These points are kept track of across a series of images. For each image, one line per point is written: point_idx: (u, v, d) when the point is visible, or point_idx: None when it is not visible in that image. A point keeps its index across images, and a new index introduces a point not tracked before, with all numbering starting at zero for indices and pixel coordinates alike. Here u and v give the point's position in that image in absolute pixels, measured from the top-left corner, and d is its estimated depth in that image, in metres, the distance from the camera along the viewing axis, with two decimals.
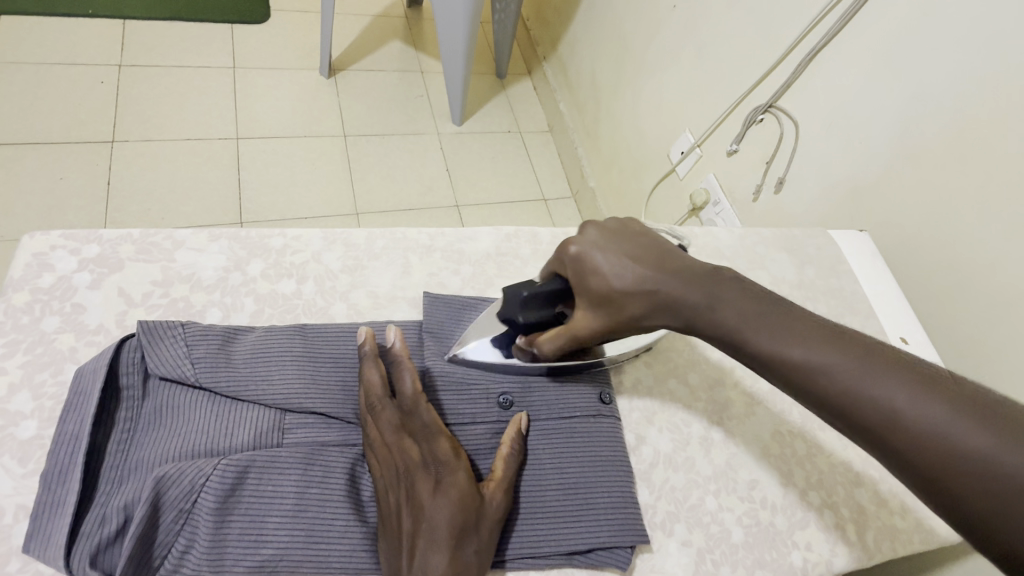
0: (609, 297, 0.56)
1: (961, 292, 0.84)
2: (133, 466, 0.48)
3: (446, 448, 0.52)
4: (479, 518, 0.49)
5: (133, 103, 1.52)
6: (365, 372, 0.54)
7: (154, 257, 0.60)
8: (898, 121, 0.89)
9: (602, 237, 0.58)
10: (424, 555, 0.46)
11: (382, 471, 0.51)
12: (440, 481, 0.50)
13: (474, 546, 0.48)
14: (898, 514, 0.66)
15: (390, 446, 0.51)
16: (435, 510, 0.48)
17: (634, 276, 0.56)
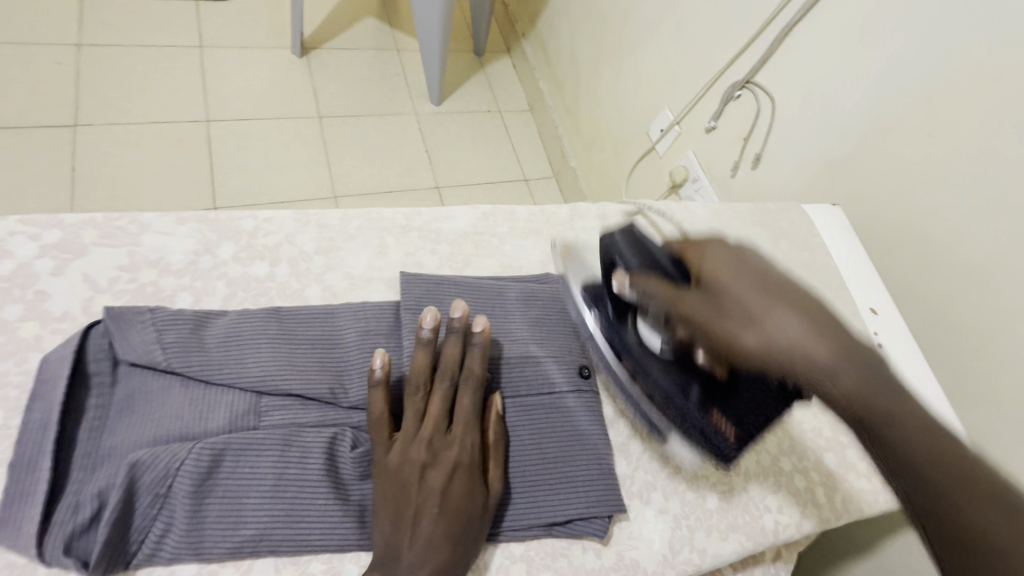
0: (731, 300, 0.51)
1: (927, 263, 0.86)
2: (105, 453, 0.47)
3: (473, 438, 0.54)
4: (481, 507, 0.51)
5: (95, 84, 1.46)
6: (448, 346, 0.57)
7: (120, 242, 0.59)
8: (869, 96, 0.90)
9: (757, 257, 0.55)
10: (424, 540, 0.48)
11: (404, 450, 0.51)
12: (457, 468, 0.51)
13: (471, 534, 0.50)
14: (864, 476, 0.70)
15: (432, 420, 0.54)
16: (447, 496, 0.50)
17: (770, 300, 0.50)
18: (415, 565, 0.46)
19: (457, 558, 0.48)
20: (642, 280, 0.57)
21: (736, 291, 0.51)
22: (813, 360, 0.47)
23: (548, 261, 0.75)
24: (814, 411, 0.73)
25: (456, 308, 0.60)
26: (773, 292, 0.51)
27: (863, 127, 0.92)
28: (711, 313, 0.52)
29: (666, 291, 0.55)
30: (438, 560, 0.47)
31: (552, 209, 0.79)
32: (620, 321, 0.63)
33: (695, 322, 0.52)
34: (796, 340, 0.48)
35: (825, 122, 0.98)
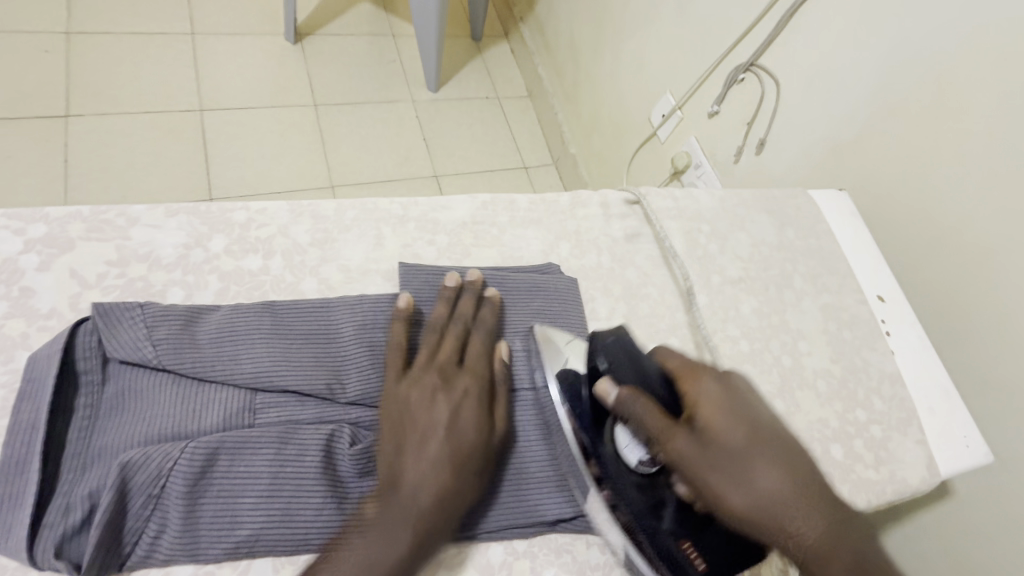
0: (721, 447, 0.50)
1: (934, 250, 0.85)
2: (96, 454, 0.46)
3: (482, 376, 0.57)
4: (485, 441, 0.53)
5: (85, 74, 1.43)
6: (463, 298, 0.61)
7: (107, 236, 0.57)
8: (876, 78, 0.88)
9: (741, 394, 0.54)
10: (430, 461, 0.50)
11: (417, 378, 0.54)
12: (466, 399, 0.54)
13: (473, 465, 0.51)
14: (870, 467, 0.70)
15: (445, 355, 0.57)
16: (455, 423, 0.52)
17: (757, 456, 0.51)
18: (419, 484, 0.48)
19: (459, 486, 0.50)
20: (632, 397, 0.51)
21: (723, 441, 0.51)
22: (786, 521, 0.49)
23: (549, 250, 0.73)
24: (820, 401, 0.73)
25: (470, 273, 0.63)
26: (757, 448, 0.51)
27: (869, 110, 0.90)
28: (701, 459, 0.50)
29: (658, 424, 0.50)
30: (441, 481, 0.49)
31: (552, 197, 0.77)
32: (597, 425, 0.53)
33: (685, 460, 0.49)
34: (776, 499, 0.49)
35: (832, 106, 0.95)
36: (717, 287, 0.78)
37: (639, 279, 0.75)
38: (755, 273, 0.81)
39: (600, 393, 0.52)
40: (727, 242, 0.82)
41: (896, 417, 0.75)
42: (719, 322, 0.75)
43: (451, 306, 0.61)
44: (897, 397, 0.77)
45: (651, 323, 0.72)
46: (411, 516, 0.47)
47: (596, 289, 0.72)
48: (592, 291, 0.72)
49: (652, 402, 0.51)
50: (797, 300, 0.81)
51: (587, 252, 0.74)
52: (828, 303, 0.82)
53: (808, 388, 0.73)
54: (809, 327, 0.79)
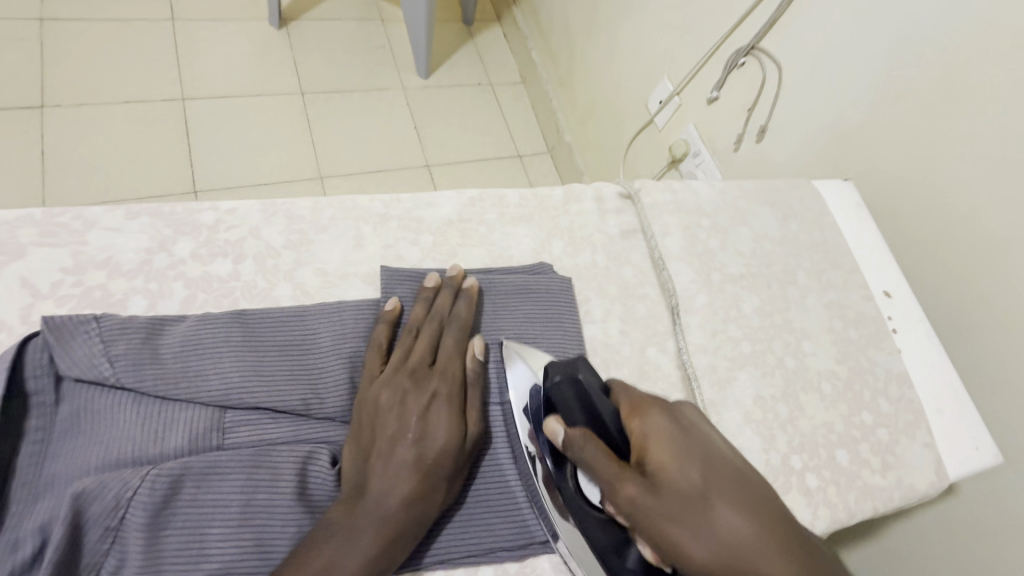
0: (676, 489, 0.44)
1: (942, 243, 0.81)
2: (49, 482, 0.43)
3: (456, 376, 0.53)
4: (461, 445, 0.50)
5: (60, 62, 1.36)
6: (440, 295, 0.58)
7: (62, 241, 0.53)
8: (885, 62, 0.84)
9: (697, 427, 0.49)
10: (399, 467, 0.47)
11: (386, 380, 0.52)
12: (437, 402, 0.51)
13: (447, 470, 0.48)
14: (878, 473, 0.67)
15: (418, 355, 0.54)
16: (425, 427, 0.49)
17: (722, 501, 0.43)
18: (387, 492, 0.46)
19: (430, 493, 0.47)
20: (578, 441, 0.47)
21: (680, 485, 0.44)
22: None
23: (540, 249, 0.69)
24: (825, 404, 0.70)
25: (452, 268, 0.60)
26: (723, 491, 0.44)
27: (876, 97, 0.86)
28: (657, 508, 0.43)
29: (605, 470, 0.45)
30: (411, 487, 0.46)
31: (545, 192, 0.73)
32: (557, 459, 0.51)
33: (638, 509, 0.43)
34: (749, 552, 0.41)
35: (836, 92, 0.91)
36: (718, 285, 0.74)
37: (636, 278, 0.71)
38: (758, 270, 0.78)
39: (549, 432, 0.50)
40: (728, 237, 0.79)
41: (904, 420, 0.72)
42: (720, 323, 0.72)
43: (428, 306, 0.58)
44: (904, 398, 0.74)
45: (649, 325, 0.68)
46: (377, 523, 0.44)
47: (591, 290, 0.68)
48: (586, 292, 0.68)
49: (598, 446, 0.47)
50: (801, 298, 0.77)
51: (581, 250, 0.71)
52: (833, 300, 0.78)
53: (812, 390, 0.70)
54: (813, 326, 0.75)
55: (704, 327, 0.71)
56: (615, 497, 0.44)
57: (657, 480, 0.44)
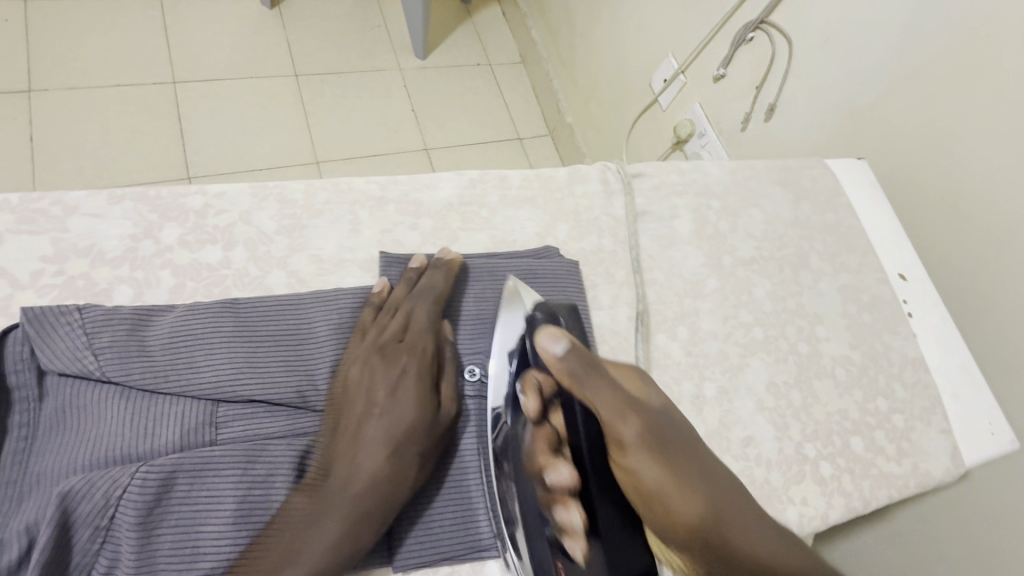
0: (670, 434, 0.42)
1: (957, 224, 0.78)
2: (35, 481, 0.41)
3: (428, 349, 0.51)
4: (429, 422, 0.47)
5: (46, 44, 1.31)
6: (425, 276, 0.56)
7: (40, 228, 0.50)
8: (902, 35, 0.80)
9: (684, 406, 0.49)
10: (365, 444, 0.45)
11: (356, 357, 0.49)
12: (405, 377, 0.48)
13: (417, 450, 0.46)
14: (893, 460, 0.65)
15: (390, 330, 0.51)
16: (392, 402, 0.47)
17: (708, 460, 0.42)
18: (351, 468, 0.44)
19: (400, 475, 0.45)
20: (581, 359, 0.47)
21: (673, 434, 0.42)
22: (754, 540, 0.37)
23: (545, 233, 0.66)
24: (840, 391, 0.68)
25: (443, 250, 0.58)
26: (708, 453, 0.43)
27: (892, 72, 0.82)
28: (650, 443, 0.41)
29: (608, 394, 0.44)
30: (377, 465, 0.44)
31: (548, 172, 0.70)
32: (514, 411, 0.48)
33: (634, 439, 0.41)
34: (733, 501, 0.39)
35: (849, 67, 0.87)
36: (729, 269, 0.72)
37: (644, 262, 0.69)
38: (769, 253, 0.75)
39: (541, 347, 0.48)
40: (739, 219, 0.76)
41: (919, 406, 0.70)
42: (731, 308, 0.69)
43: (410, 285, 0.55)
44: (920, 383, 0.71)
45: (657, 310, 0.66)
46: (344, 508, 0.42)
47: (598, 275, 0.66)
48: (592, 277, 0.66)
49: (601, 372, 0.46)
50: (814, 282, 0.75)
51: (586, 234, 0.68)
52: (847, 283, 0.76)
53: (826, 376, 0.68)
54: (826, 311, 0.73)
55: (714, 313, 0.68)
56: (610, 426, 0.42)
57: (654, 418, 0.43)
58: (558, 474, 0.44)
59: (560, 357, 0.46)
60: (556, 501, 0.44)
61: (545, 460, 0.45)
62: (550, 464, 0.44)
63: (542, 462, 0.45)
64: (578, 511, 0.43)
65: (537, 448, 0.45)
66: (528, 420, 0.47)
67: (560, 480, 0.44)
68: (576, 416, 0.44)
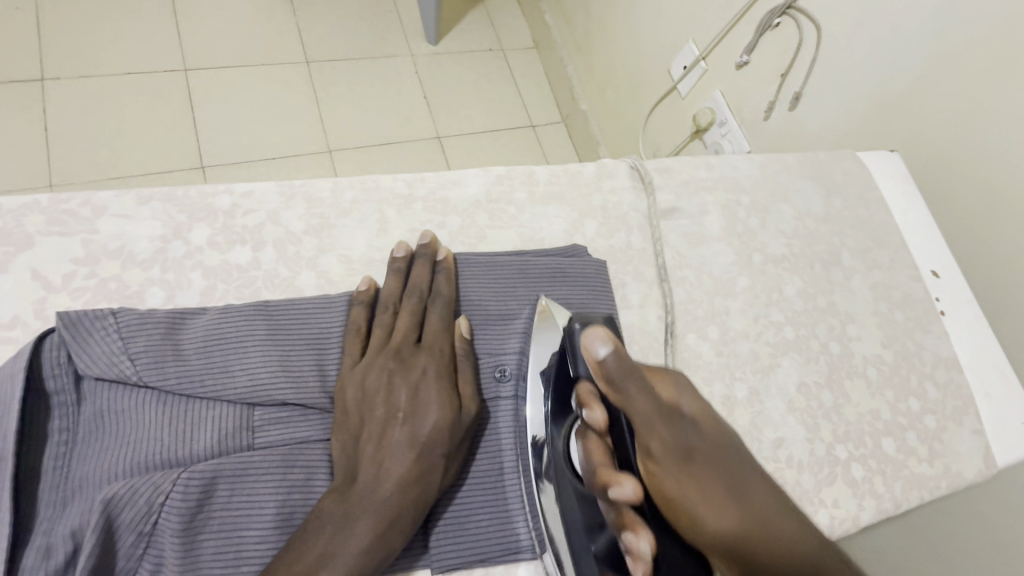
0: (699, 440, 0.43)
1: (992, 220, 0.76)
2: (77, 486, 0.41)
3: (444, 351, 0.50)
4: (453, 423, 0.47)
5: (58, 32, 1.30)
6: (414, 267, 0.54)
7: (71, 229, 0.50)
8: (938, 21, 0.77)
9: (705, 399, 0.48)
10: (392, 449, 0.45)
11: (370, 363, 0.48)
12: (425, 378, 0.48)
13: (445, 448, 0.46)
14: (925, 461, 0.64)
15: (400, 333, 0.51)
16: (416, 405, 0.47)
17: (743, 470, 0.43)
18: (378, 475, 0.44)
19: (428, 477, 0.45)
20: (623, 361, 0.46)
21: (707, 447, 0.43)
22: (788, 554, 0.39)
23: (573, 230, 0.65)
24: (871, 391, 0.67)
25: (423, 234, 0.56)
26: (741, 456, 0.44)
27: (927, 61, 0.79)
28: (687, 459, 0.42)
29: (644, 406, 0.44)
30: (405, 468, 0.44)
31: (576, 168, 0.69)
32: (562, 422, 0.49)
33: (669, 452, 0.42)
34: (756, 499, 0.41)
35: (882, 55, 0.84)
36: (759, 267, 0.70)
37: (673, 260, 0.67)
38: (800, 250, 0.73)
39: (585, 350, 0.47)
40: (768, 215, 0.74)
41: (951, 406, 0.68)
42: (762, 307, 0.68)
43: (402, 279, 0.54)
44: (952, 383, 0.69)
45: (687, 310, 0.65)
46: (373, 512, 0.42)
47: (626, 273, 0.65)
48: (621, 275, 0.65)
49: (641, 376, 0.45)
50: (846, 279, 0.73)
51: (615, 231, 0.66)
52: (879, 281, 0.74)
53: (857, 376, 0.67)
54: (858, 309, 0.71)
55: (744, 312, 0.67)
56: (649, 440, 0.43)
57: (692, 432, 0.43)
58: (623, 492, 0.43)
59: (602, 362, 0.46)
60: (624, 521, 0.44)
61: (610, 479, 0.44)
62: (614, 482, 0.44)
63: (607, 480, 0.45)
64: (645, 534, 0.42)
65: (596, 463, 0.46)
66: (587, 431, 0.47)
67: (624, 496, 0.43)
68: (626, 425, 0.45)
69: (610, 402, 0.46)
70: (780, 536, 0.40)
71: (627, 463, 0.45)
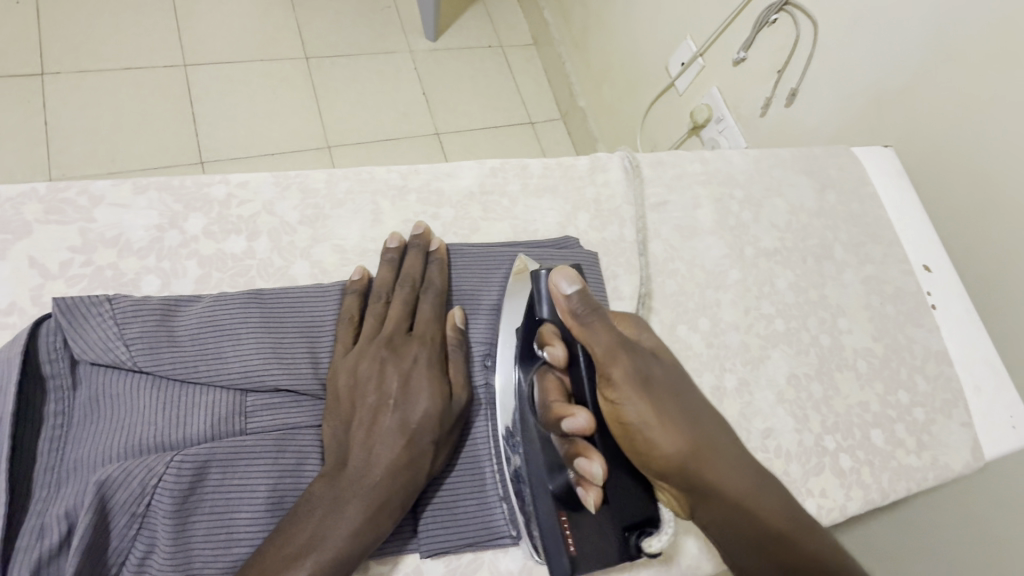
0: (657, 372, 0.46)
1: (984, 215, 0.76)
2: (71, 468, 0.41)
3: (435, 340, 0.51)
4: (443, 410, 0.47)
5: (58, 26, 1.31)
6: (407, 258, 0.55)
7: (68, 218, 0.51)
8: (933, 17, 0.77)
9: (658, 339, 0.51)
10: (383, 435, 0.46)
11: (363, 351, 0.49)
12: (417, 367, 0.49)
13: (435, 435, 0.46)
14: (913, 453, 0.65)
15: (392, 322, 0.51)
16: (407, 392, 0.47)
17: (695, 399, 0.47)
18: (369, 460, 0.44)
19: (418, 462, 0.45)
20: (587, 299, 0.47)
21: (663, 376, 0.46)
22: (724, 470, 0.44)
23: (566, 222, 0.66)
24: (861, 383, 0.67)
25: (417, 226, 0.57)
26: (693, 387, 0.48)
27: (922, 57, 0.80)
28: (644, 385, 0.45)
29: (610, 341, 0.45)
30: (395, 454, 0.45)
31: (569, 161, 0.69)
32: (527, 366, 0.49)
33: (632, 382, 0.44)
34: (703, 423, 0.45)
35: (878, 51, 0.84)
36: (752, 260, 0.71)
37: (666, 253, 0.68)
38: (792, 244, 0.74)
39: (554, 288, 0.48)
40: (762, 209, 0.75)
41: (940, 399, 0.69)
42: (753, 300, 0.69)
43: (395, 269, 0.55)
44: (942, 376, 0.70)
45: (679, 302, 0.66)
46: (364, 497, 0.43)
47: (619, 265, 0.65)
48: (613, 267, 0.65)
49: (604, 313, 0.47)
50: (837, 273, 0.74)
51: (608, 224, 0.67)
52: (871, 275, 0.75)
53: (847, 368, 0.68)
54: (849, 303, 0.72)
55: (736, 305, 0.68)
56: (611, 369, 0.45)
57: (650, 361, 0.46)
58: (576, 422, 0.45)
59: (569, 298, 0.47)
60: (576, 450, 0.45)
61: (563, 411, 0.45)
62: (567, 413, 0.45)
63: (559, 412, 0.46)
64: (598, 458, 0.44)
65: (552, 398, 0.48)
66: (546, 369, 0.49)
67: (577, 427, 0.44)
68: (584, 361, 0.48)
69: (572, 340, 0.49)
70: (721, 455, 0.44)
71: (582, 398, 0.48)
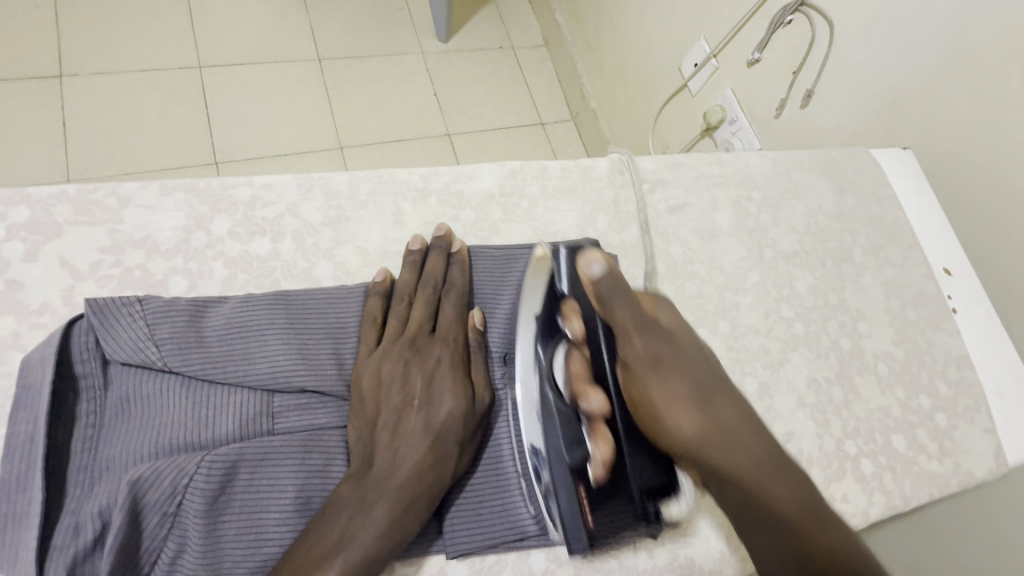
0: (664, 355, 0.52)
1: (1006, 219, 0.75)
2: (103, 468, 0.42)
3: (458, 341, 0.51)
4: (467, 412, 0.48)
5: (76, 30, 1.32)
6: (429, 258, 0.55)
7: (98, 218, 0.51)
8: (953, 20, 0.76)
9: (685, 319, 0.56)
10: (408, 436, 0.46)
11: (386, 351, 0.50)
12: (440, 367, 0.49)
13: (459, 436, 0.47)
14: (935, 458, 0.64)
15: (416, 322, 0.52)
16: (431, 393, 0.48)
17: (704, 377, 0.52)
18: (394, 460, 0.45)
19: (442, 464, 0.46)
20: (616, 285, 0.53)
21: (673, 358, 0.52)
22: (725, 443, 0.49)
23: (585, 225, 0.66)
24: (882, 388, 0.67)
25: (438, 227, 0.57)
26: (709, 369, 0.53)
27: (941, 59, 0.79)
28: (652, 368, 0.51)
29: (630, 327, 0.53)
30: (421, 454, 0.45)
31: (588, 162, 0.69)
32: (549, 343, 0.53)
33: (648, 362, 0.52)
34: (708, 403, 0.51)
35: (896, 53, 0.83)
36: (770, 263, 0.71)
37: (684, 256, 0.68)
38: (811, 246, 0.73)
39: (584, 273, 0.53)
40: (780, 212, 0.74)
41: (962, 404, 0.68)
42: (773, 303, 0.68)
43: (418, 270, 0.55)
44: (964, 381, 0.69)
45: (699, 305, 0.66)
46: (389, 498, 0.43)
47: (638, 268, 0.65)
48: (632, 270, 0.65)
49: (629, 298, 0.53)
50: (857, 276, 0.73)
51: (626, 225, 0.67)
52: (891, 279, 0.74)
53: (868, 372, 0.67)
54: (869, 306, 0.71)
55: (755, 308, 0.67)
56: (624, 349, 0.52)
57: (660, 345, 0.52)
58: (591, 405, 0.52)
59: (597, 283, 0.53)
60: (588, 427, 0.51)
61: (581, 394, 0.52)
62: (583, 396, 0.52)
63: (578, 394, 0.52)
64: (601, 443, 0.51)
65: (574, 374, 0.52)
66: (570, 345, 0.53)
67: (592, 408, 0.52)
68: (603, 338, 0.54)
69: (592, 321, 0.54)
70: (721, 434, 0.49)
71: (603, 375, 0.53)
